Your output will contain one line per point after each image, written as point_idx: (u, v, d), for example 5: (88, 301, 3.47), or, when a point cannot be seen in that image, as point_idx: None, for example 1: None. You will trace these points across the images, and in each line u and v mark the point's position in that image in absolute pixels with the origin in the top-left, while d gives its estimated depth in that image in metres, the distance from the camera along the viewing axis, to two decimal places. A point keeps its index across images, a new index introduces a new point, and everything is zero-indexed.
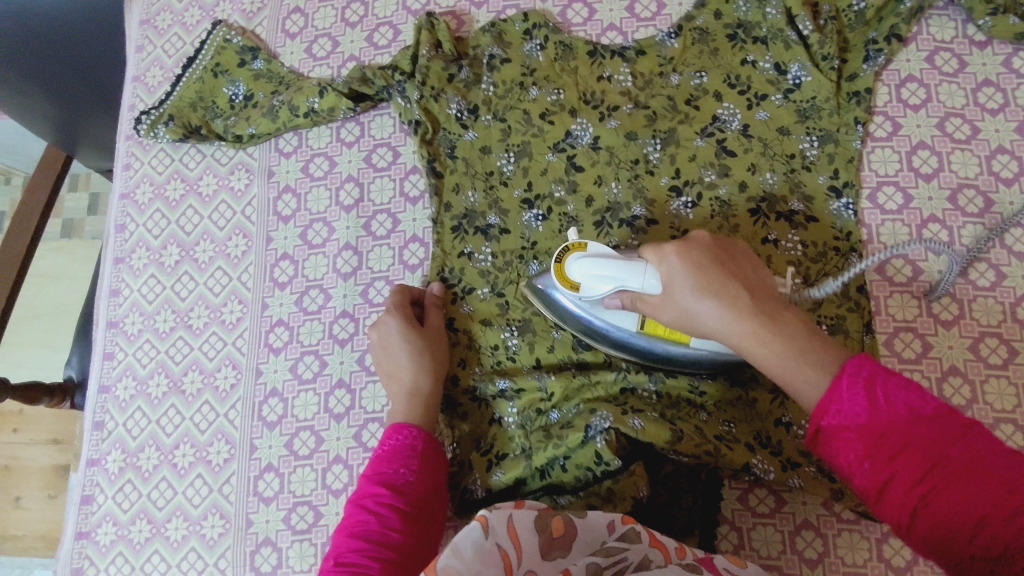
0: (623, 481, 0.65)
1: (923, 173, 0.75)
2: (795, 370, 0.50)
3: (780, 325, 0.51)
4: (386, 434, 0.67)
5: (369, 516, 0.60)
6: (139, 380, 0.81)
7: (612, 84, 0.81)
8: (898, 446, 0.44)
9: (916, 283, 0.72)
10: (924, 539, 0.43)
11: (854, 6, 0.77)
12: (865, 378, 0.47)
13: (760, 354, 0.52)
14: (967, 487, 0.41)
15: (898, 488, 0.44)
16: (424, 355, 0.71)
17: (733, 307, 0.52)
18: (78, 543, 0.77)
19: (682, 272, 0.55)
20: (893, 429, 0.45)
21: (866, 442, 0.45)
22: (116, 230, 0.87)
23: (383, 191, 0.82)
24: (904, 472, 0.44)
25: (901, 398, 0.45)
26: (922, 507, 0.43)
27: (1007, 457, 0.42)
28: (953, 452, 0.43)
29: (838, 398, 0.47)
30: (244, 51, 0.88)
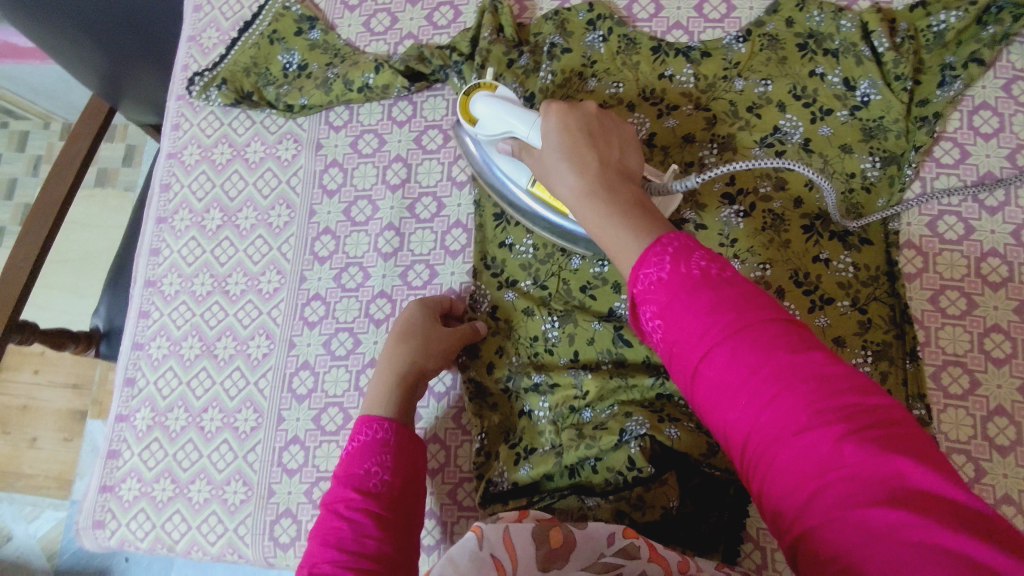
0: (654, 489, 0.65)
1: (989, 206, 0.73)
2: (619, 236, 0.50)
3: (613, 197, 0.53)
4: (352, 437, 0.62)
5: (341, 522, 0.56)
6: (173, 341, 0.82)
7: (673, 84, 0.79)
8: (686, 313, 0.42)
9: (969, 317, 0.70)
10: (703, 399, 0.42)
11: (934, 27, 0.75)
12: (674, 251, 0.45)
13: (587, 221, 0.54)
14: (745, 362, 0.39)
15: (685, 352, 0.42)
16: (413, 342, 0.70)
17: (578, 178, 0.55)
18: (103, 495, 0.78)
19: (553, 142, 0.58)
20: (690, 296, 0.42)
21: (665, 305, 0.43)
22: (161, 189, 0.87)
23: (431, 174, 0.81)
24: (690, 338, 0.42)
25: (701, 265, 0.44)
26: (704, 377, 0.41)
27: (795, 338, 0.39)
28: (739, 327, 0.40)
29: (646, 251, 0.46)
30: (303, 20, 0.87)
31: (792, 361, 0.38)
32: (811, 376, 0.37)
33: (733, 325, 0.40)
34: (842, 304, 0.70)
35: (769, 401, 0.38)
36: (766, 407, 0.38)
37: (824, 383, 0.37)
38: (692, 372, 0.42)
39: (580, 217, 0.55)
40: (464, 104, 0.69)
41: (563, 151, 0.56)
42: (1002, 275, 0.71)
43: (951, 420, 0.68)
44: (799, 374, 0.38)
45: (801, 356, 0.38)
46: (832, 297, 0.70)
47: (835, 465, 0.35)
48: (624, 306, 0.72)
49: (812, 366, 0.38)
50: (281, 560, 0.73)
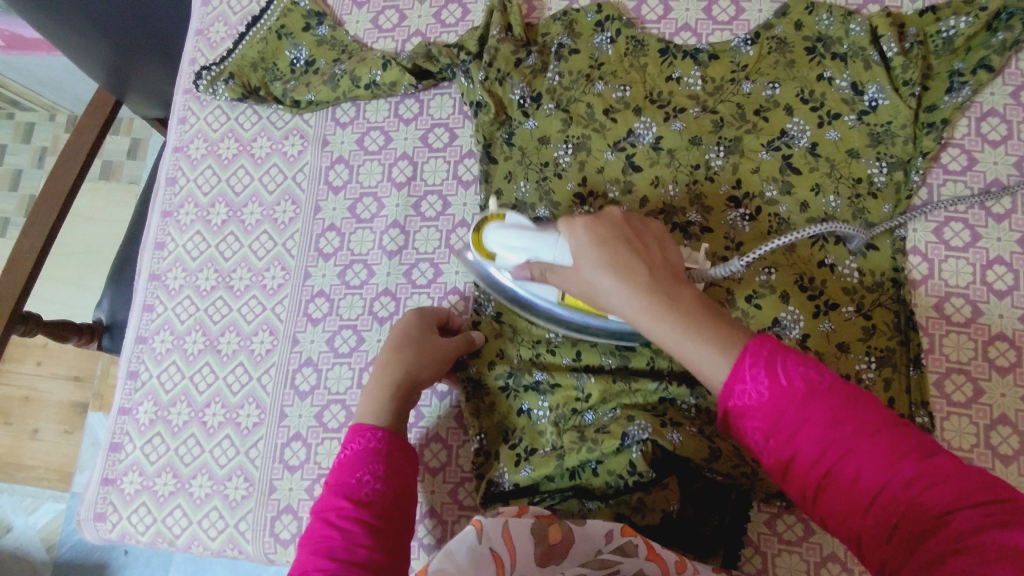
0: (654, 493, 0.65)
1: (996, 213, 0.72)
2: (692, 350, 0.49)
3: (682, 309, 0.51)
4: (343, 450, 0.61)
5: (330, 529, 0.54)
6: (177, 336, 0.82)
7: (680, 86, 0.78)
8: (802, 424, 0.44)
9: (974, 325, 0.70)
10: (831, 514, 0.43)
11: (944, 32, 0.74)
12: (767, 357, 0.46)
13: (662, 338, 0.51)
14: (869, 469, 0.41)
15: (807, 466, 0.44)
16: (407, 349, 0.69)
17: (633, 287, 0.53)
18: (104, 488, 0.78)
19: (588, 260, 0.56)
20: (799, 406, 0.44)
21: (773, 417, 0.45)
22: (167, 183, 0.87)
23: (436, 172, 0.81)
24: (809, 449, 0.43)
25: (798, 372, 0.45)
26: (830, 489, 0.43)
27: (913, 441, 0.42)
28: (859, 434, 0.42)
29: (738, 375, 0.46)
30: (310, 16, 0.87)
31: (916, 464, 0.40)
32: (936, 473, 0.40)
33: (852, 432, 0.42)
34: (847, 310, 0.70)
35: (901, 500, 0.40)
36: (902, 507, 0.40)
37: (943, 481, 0.39)
38: (816, 485, 0.43)
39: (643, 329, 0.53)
40: (476, 242, 0.68)
41: (604, 266, 0.55)
42: (1007, 283, 0.71)
43: (954, 428, 0.68)
44: (926, 476, 0.40)
45: (924, 460, 0.40)
46: (836, 302, 0.70)
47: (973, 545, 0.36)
48: None
49: (936, 466, 0.40)
50: (282, 556, 0.73)
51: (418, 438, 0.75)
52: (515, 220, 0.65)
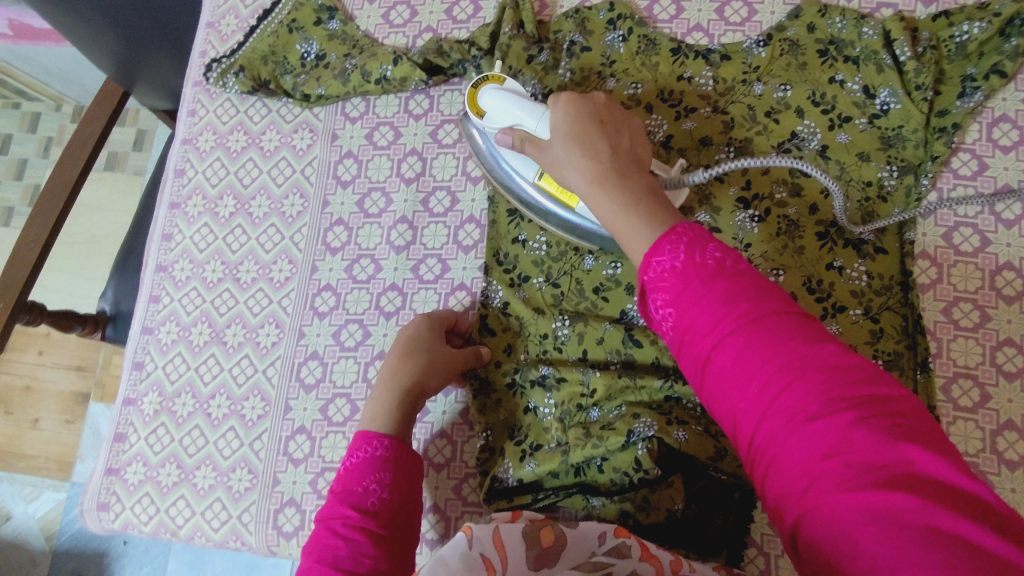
0: (659, 491, 0.65)
1: (1006, 219, 0.72)
2: (629, 222, 0.49)
3: (626, 182, 0.52)
4: (349, 454, 0.61)
5: (336, 540, 0.54)
6: (183, 327, 0.82)
7: (692, 86, 0.78)
8: (700, 300, 0.42)
9: (982, 330, 0.70)
10: (713, 393, 0.41)
11: (956, 37, 0.74)
12: (689, 240, 0.44)
13: (600, 210, 0.52)
14: (757, 349, 0.39)
15: (697, 340, 0.42)
16: (416, 360, 0.68)
17: (586, 163, 0.54)
18: (108, 478, 0.78)
19: (557, 141, 0.57)
20: (704, 285, 0.42)
21: (676, 292, 0.43)
22: (175, 174, 0.87)
23: (446, 168, 0.81)
24: (703, 326, 0.41)
25: (715, 254, 0.43)
26: (713, 362, 0.41)
27: (809, 329, 0.40)
28: (752, 316, 0.40)
29: (658, 243, 0.46)
30: (322, 10, 0.87)
31: (809, 350, 0.38)
32: (826, 364, 0.38)
33: (749, 312, 0.40)
34: (854, 313, 0.70)
35: (783, 385, 0.38)
36: (781, 390, 0.38)
37: (839, 375, 0.37)
38: (703, 360, 0.42)
39: (591, 207, 0.53)
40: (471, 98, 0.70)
41: (571, 145, 0.56)
42: (1016, 288, 0.70)
43: (960, 432, 0.68)
44: (819, 365, 0.38)
45: (817, 347, 0.38)
46: (844, 305, 0.70)
47: (846, 448, 0.35)
48: (636, 309, 0.73)
49: (828, 356, 0.38)
50: (284, 549, 0.73)
51: (424, 434, 0.75)
52: (510, 88, 0.67)
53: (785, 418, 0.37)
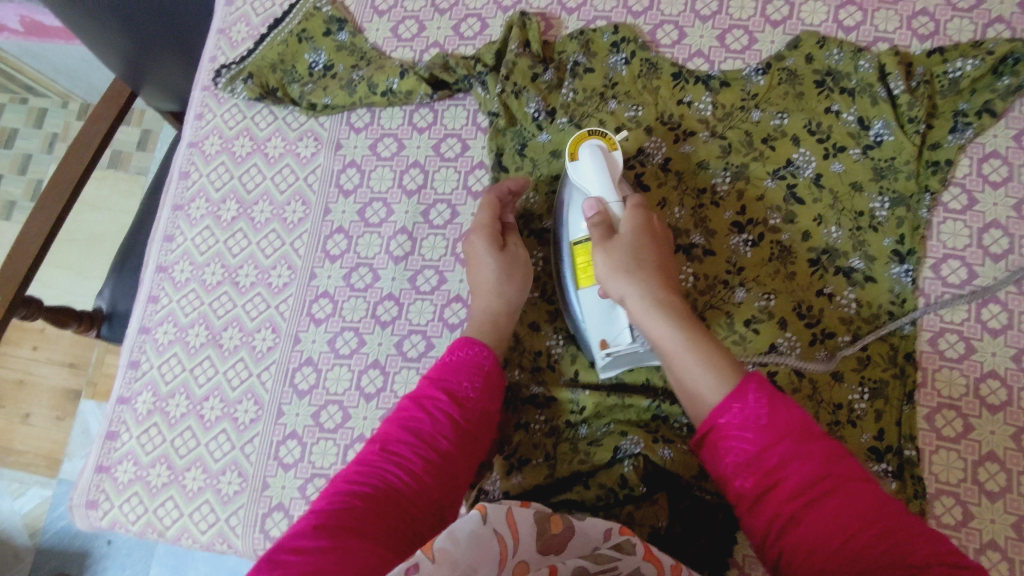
0: (644, 508, 0.65)
1: (993, 252, 0.74)
2: (693, 363, 0.57)
3: (682, 321, 0.60)
4: (448, 351, 0.68)
5: (422, 413, 0.62)
6: (180, 328, 0.82)
7: (691, 111, 0.80)
8: (793, 455, 0.51)
9: (967, 361, 0.71)
10: (795, 543, 0.49)
11: (950, 73, 0.76)
12: (772, 394, 0.53)
13: (666, 339, 0.59)
14: (845, 512, 0.48)
15: (782, 497, 0.50)
16: (513, 269, 0.72)
17: (645, 288, 0.62)
18: (97, 475, 0.79)
19: (620, 248, 0.63)
20: (789, 442, 0.51)
21: (764, 446, 0.51)
22: (180, 176, 0.88)
23: (447, 181, 0.82)
24: (789, 484, 0.50)
25: (793, 414, 0.52)
26: (804, 516, 0.49)
27: (884, 500, 0.49)
28: (839, 481, 0.49)
29: (732, 399, 0.54)
30: (332, 21, 0.89)
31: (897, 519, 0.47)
32: (905, 530, 0.46)
33: (831, 477, 0.49)
34: (842, 339, 0.72)
35: (871, 542, 0.46)
36: (870, 548, 0.46)
37: (919, 539, 0.46)
38: (784, 518, 0.50)
39: (644, 320, 0.61)
40: (575, 146, 0.69)
41: (633, 269, 0.62)
42: (1001, 322, 0.72)
43: (942, 462, 0.69)
44: (897, 528, 0.46)
45: (895, 515, 0.47)
46: (833, 331, 0.72)
47: None
48: None
49: (905, 523, 0.47)
50: None
51: None
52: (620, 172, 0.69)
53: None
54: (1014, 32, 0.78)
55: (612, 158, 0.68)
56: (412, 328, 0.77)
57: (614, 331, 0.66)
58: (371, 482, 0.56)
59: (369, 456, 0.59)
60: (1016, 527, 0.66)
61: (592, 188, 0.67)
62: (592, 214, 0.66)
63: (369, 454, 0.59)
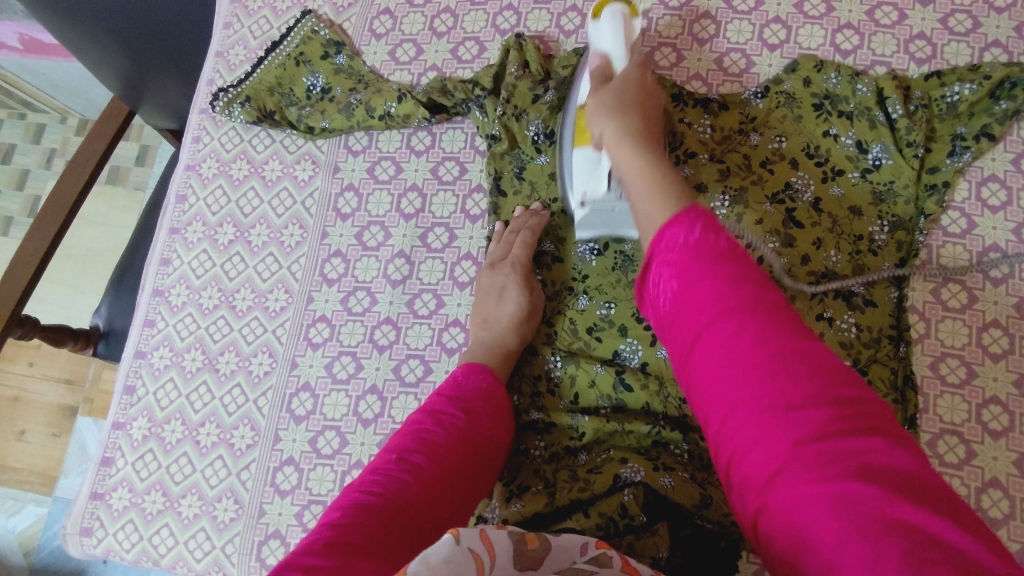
0: (644, 538, 0.62)
1: (994, 276, 0.73)
2: (645, 183, 0.57)
3: (649, 156, 0.60)
4: (458, 372, 0.68)
5: (436, 427, 0.61)
6: (176, 352, 0.82)
7: (692, 132, 0.80)
8: (707, 281, 0.47)
9: (968, 386, 0.71)
10: (699, 369, 0.46)
11: (948, 97, 0.76)
12: (703, 223, 0.50)
13: (628, 163, 0.60)
14: (744, 339, 0.44)
15: (691, 321, 0.47)
16: (534, 315, 0.73)
17: (622, 123, 0.63)
18: (92, 502, 0.78)
19: (610, 93, 0.66)
20: (708, 266, 0.47)
21: (684, 268, 0.48)
22: (177, 200, 0.88)
23: (445, 205, 0.81)
24: (700, 308, 0.47)
25: (723, 241, 0.49)
26: (704, 343, 0.46)
27: (802, 332, 0.44)
28: (754, 309, 0.45)
29: (666, 226, 0.51)
30: (330, 45, 0.89)
31: (812, 356, 0.43)
32: (814, 364, 0.42)
33: (745, 302, 0.45)
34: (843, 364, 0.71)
35: (767, 374, 0.42)
36: (769, 382, 0.42)
37: (827, 373, 0.42)
38: (691, 342, 0.47)
39: (614, 151, 0.62)
40: (600, 9, 0.73)
41: (615, 107, 0.64)
42: (1002, 347, 0.71)
43: None
44: (803, 359, 0.42)
45: (809, 348, 0.43)
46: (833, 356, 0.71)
47: (819, 438, 0.39)
48: (628, 350, 0.73)
49: (817, 356, 0.43)
50: None
51: None
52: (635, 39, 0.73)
53: (763, 410, 0.42)
54: (1011, 56, 0.78)
55: (630, 24, 0.72)
56: (410, 353, 0.77)
57: (592, 183, 0.69)
58: (382, 488, 0.54)
59: (382, 466, 0.57)
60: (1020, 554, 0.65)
61: (604, 47, 0.71)
62: (596, 68, 0.70)
63: (381, 465, 0.57)
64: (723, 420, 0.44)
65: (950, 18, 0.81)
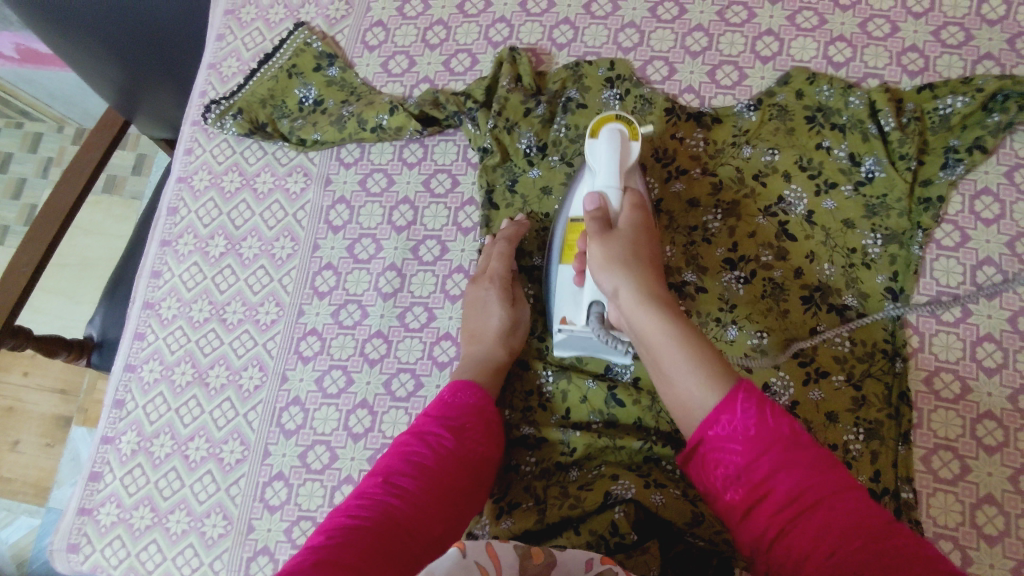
0: (635, 557, 0.61)
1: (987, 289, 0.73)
2: (677, 351, 0.54)
3: (671, 319, 0.55)
4: (446, 391, 0.67)
5: (423, 448, 0.60)
6: (166, 366, 0.81)
7: (684, 146, 0.80)
8: (780, 470, 0.48)
9: (962, 401, 0.70)
10: (787, 564, 0.48)
11: (940, 110, 0.76)
12: (758, 398, 0.50)
13: (647, 323, 0.56)
14: (828, 532, 0.46)
15: (769, 516, 0.49)
16: (520, 326, 0.73)
17: (639, 282, 0.58)
18: (80, 518, 0.77)
19: (615, 248, 0.61)
20: (776, 454, 0.49)
21: (753, 457, 0.49)
22: (168, 212, 0.88)
23: (437, 218, 0.81)
24: (778, 501, 0.48)
25: (783, 420, 0.50)
26: (787, 539, 0.48)
27: (873, 509, 0.46)
28: (826, 496, 0.47)
29: (720, 410, 0.51)
30: (322, 57, 0.89)
31: (886, 531, 0.45)
32: (894, 544, 0.44)
33: (817, 492, 0.47)
34: (837, 379, 0.71)
35: (856, 559, 0.44)
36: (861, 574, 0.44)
37: (909, 551, 0.44)
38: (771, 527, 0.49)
39: (631, 316, 0.57)
40: (598, 127, 0.69)
41: (624, 263, 0.59)
42: (996, 361, 0.71)
43: (940, 506, 0.67)
44: (887, 544, 0.44)
45: (885, 528, 0.45)
46: (827, 371, 0.71)
47: None
48: (620, 364, 0.72)
49: (895, 536, 0.45)
50: None
51: None
52: (631, 165, 0.69)
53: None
54: (1004, 69, 0.78)
55: (628, 147, 0.68)
56: (400, 366, 0.76)
57: (574, 310, 0.66)
58: (369, 513, 0.53)
59: (368, 489, 0.56)
60: (1016, 572, 0.65)
61: (600, 175, 0.67)
62: (593, 206, 0.65)
63: (368, 488, 0.57)
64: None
65: (942, 31, 0.81)
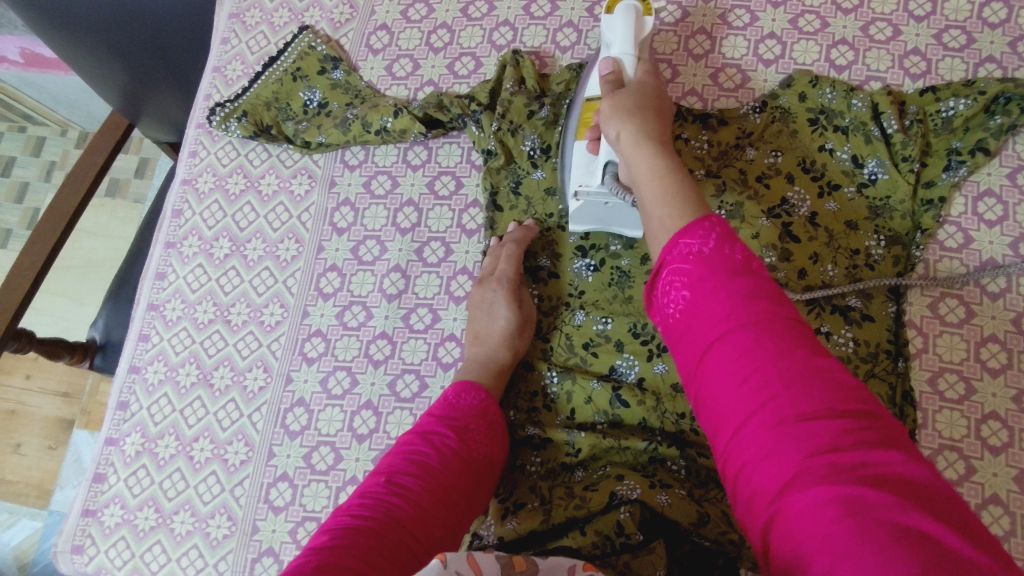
0: (642, 557, 0.60)
1: (991, 291, 0.73)
2: (656, 182, 0.53)
3: (666, 155, 0.56)
4: (450, 391, 0.67)
5: (426, 448, 0.61)
6: (171, 367, 0.81)
7: (688, 148, 0.80)
8: (722, 291, 0.45)
9: (967, 402, 0.70)
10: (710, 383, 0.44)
11: (943, 112, 0.76)
12: (721, 231, 0.48)
13: (639, 159, 0.56)
14: (758, 351, 0.42)
15: (701, 333, 0.45)
16: (526, 327, 0.73)
17: (639, 126, 0.59)
18: (84, 519, 0.77)
19: (625, 96, 0.62)
20: (723, 277, 0.45)
21: (698, 277, 0.46)
22: (172, 214, 0.88)
23: (441, 219, 0.81)
24: (713, 319, 0.45)
25: (740, 250, 0.47)
26: (714, 357, 0.44)
27: (814, 346, 0.42)
28: (767, 321, 0.43)
29: (682, 233, 0.48)
30: (327, 60, 0.89)
31: (819, 364, 0.41)
32: (827, 378, 0.40)
33: (759, 315, 0.43)
34: None
35: (783, 383, 0.40)
36: (784, 398, 0.40)
37: (841, 389, 0.40)
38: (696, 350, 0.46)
39: (628, 154, 0.58)
40: (613, 5, 0.72)
41: (627, 108, 0.61)
42: (1000, 361, 0.71)
43: None
44: (820, 376, 0.40)
45: (824, 363, 0.41)
46: None
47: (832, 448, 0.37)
48: (625, 365, 0.72)
49: (834, 373, 0.41)
50: None
51: None
52: (646, 39, 0.71)
53: (775, 421, 0.40)
54: (1006, 72, 0.78)
55: (644, 22, 0.71)
56: (405, 368, 0.76)
57: (589, 177, 0.68)
58: (372, 512, 0.53)
59: (371, 487, 0.56)
60: None
61: (615, 45, 0.69)
62: (607, 70, 0.67)
63: (370, 487, 0.57)
64: (734, 421, 0.42)
65: (944, 34, 0.81)
